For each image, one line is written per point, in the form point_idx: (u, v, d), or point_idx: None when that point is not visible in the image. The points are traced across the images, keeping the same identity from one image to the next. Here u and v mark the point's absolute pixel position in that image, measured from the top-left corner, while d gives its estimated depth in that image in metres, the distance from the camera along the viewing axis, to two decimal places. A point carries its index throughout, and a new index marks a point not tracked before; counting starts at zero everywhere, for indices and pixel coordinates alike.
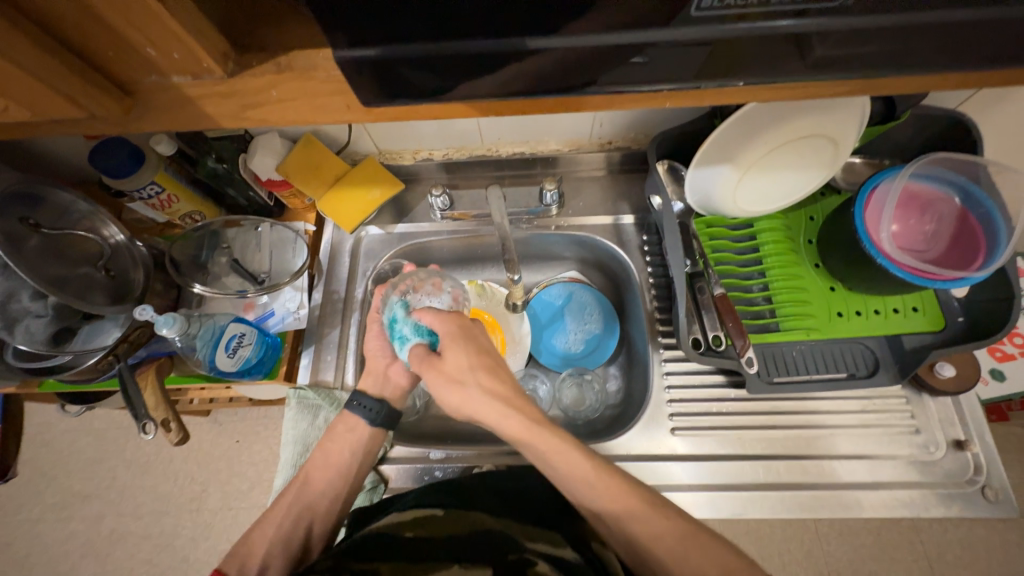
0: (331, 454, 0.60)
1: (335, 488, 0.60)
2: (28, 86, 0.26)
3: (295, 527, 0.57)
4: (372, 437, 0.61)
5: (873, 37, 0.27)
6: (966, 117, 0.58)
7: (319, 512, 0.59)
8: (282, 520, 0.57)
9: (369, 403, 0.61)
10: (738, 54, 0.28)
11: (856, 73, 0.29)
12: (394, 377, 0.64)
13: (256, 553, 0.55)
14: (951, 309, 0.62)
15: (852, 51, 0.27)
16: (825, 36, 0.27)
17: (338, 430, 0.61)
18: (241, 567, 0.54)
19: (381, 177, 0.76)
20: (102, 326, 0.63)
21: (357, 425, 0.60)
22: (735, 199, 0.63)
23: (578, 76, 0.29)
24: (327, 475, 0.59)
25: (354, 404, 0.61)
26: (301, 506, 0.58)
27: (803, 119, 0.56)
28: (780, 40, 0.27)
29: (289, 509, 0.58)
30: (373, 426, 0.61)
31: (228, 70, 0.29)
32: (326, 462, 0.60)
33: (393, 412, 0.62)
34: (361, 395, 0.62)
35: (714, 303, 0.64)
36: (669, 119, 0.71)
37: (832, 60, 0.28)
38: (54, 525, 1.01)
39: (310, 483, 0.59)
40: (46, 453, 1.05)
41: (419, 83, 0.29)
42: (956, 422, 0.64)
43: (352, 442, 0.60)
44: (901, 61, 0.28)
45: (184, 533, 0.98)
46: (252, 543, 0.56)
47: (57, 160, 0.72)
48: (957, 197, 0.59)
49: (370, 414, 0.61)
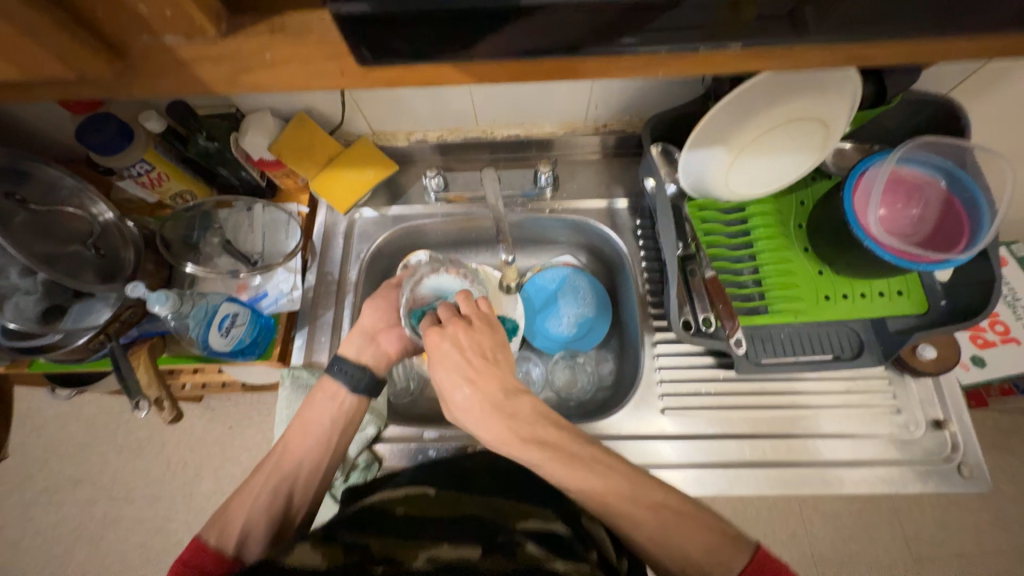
0: (309, 421, 0.59)
1: (314, 457, 0.59)
2: (17, 42, 0.26)
3: (274, 496, 0.56)
4: (355, 407, 0.61)
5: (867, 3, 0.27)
6: (954, 103, 0.59)
7: (301, 481, 0.58)
8: (261, 491, 0.56)
9: (351, 368, 0.61)
10: (728, 18, 0.28)
11: (850, 40, 0.30)
12: (382, 343, 0.64)
13: (235, 523, 0.54)
14: (934, 292, 0.64)
15: (840, 21, 0.28)
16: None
17: (316, 397, 0.61)
18: (223, 535, 0.53)
19: (375, 157, 0.75)
20: (92, 306, 0.62)
21: (337, 392, 0.60)
22: (727, 181, 0.64)
23: (570, 40, 0.29)
24: (305, 441, 0.59)
25: (335, 369, 0.61)
26: (280, 476, 0.57)
27: (794, 102, 0.57)
28: None
29: (268, 479, 0.57)
30: (356, 395, 0.61)
31: (221, 32, 0.29)
32: (305, 429, 0.59)
33: (377, 380, 0.62)
34: (342, 360, 0.62)
35: (705, 286, 0.64)
36: (663, 102, 0.71)
37: (821, 26, 0.29)
38: (46, 509, 1.01)
39: (288, 452, 0.58)
40: (37, 438, 1.04)
41: (411, 45, 0.28)
42: (936, 402, 0.66)
43: (331, 411, 0.60)
44: (895, 29, 0.29)
45: (178, 516, 0.99)
46: (231, 514, 0.54)
47: (43, 137, 0.71)
48: (942, 181, 0.60)
49: (352, 380, 0.61)
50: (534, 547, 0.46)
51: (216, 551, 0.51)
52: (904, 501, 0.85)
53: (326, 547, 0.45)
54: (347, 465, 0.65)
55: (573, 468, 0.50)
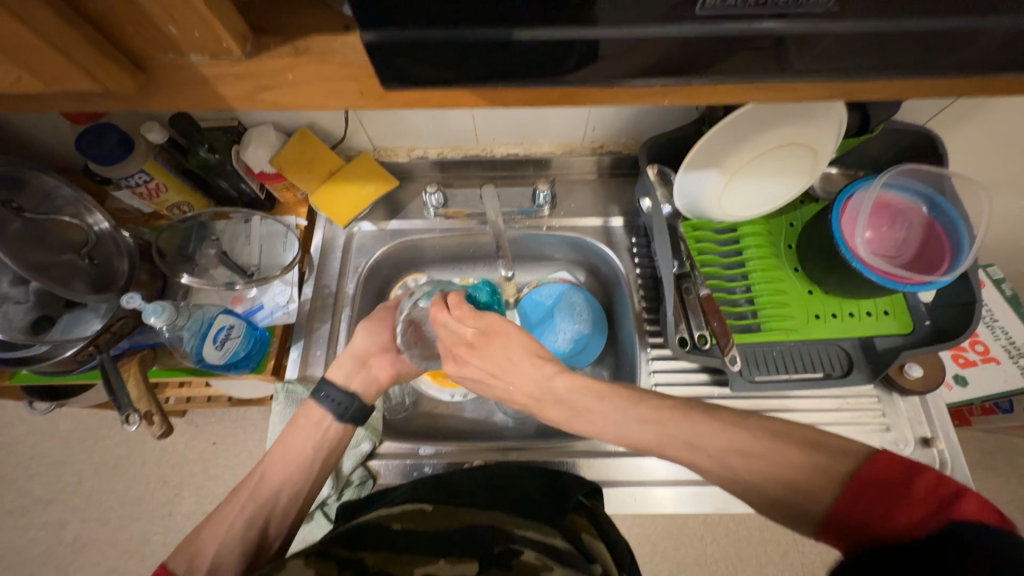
0: (291, 448, 0.58)
1: (295, 483, 0.58)
2: (44, 57, 0.26)
3: (249, 526, 0.55)
4: (339, 433, 0.60)
5: (849, 44, 0.29)
6: (932, 133, 0.63)
7: (278, 510, 0.57)
8: (235, 518, 0.55)
9: (338, 397, 0.60)
10: (722, 55, 0.30)
11: (830, 76, 0.32)
12: (376, 369, 0.64)
13: (206, 552, 0.53)
14: (919, 313, 0.65)
15: (819, 61, 0.30)
16: (801, 44, 0.29)
17: (299, 422, 0.60)
18: (189, 566, 0.52)
19: (376, 173, 0.76)
20: (82, 316, 0.61)
21: (323, 420, 0.60)
22: (721, 202, 0.66)
23: (581, 71, 0.31)
24: (286, 471, 0.58)
25: (322, 397, 0.60)
26: (257, 503, 0.56)
27: (785, 128, 0.60)
28: (757, 47, 0.30)
29: (244, 507, 0.55)
30: (341, 422, 0.60)
31: (246, 51, 0.30)
32: (288, 457, 0.58)
33: (365, 408, 0.61)
34: (329, 387, 0.61)
35: (700, 304, 0.66)
36: (658, 126, 0.74)
37: (803, 69, 0.31)
38: (14, 531, 0.96)
39: (265, 479, 0.57)
40: (8, 456, 1.00)
41: (429, 70, 0.30)
42: (923, 420, 0.67)
43: (315, 437, 0.59)
44: (875, 65, 0.31)
45: (156, 538, 0.95)
46: (202, 541, 0.53)
47: (40, 146, 0.70)
48: (924, 206, 0.63)
49: (338, 408, 0.60)
50: (530, 555, 0.46)
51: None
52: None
53: (320, 561, 0.44)
54: (340, 482, 0.64)
55: (614, 424, 0.49)
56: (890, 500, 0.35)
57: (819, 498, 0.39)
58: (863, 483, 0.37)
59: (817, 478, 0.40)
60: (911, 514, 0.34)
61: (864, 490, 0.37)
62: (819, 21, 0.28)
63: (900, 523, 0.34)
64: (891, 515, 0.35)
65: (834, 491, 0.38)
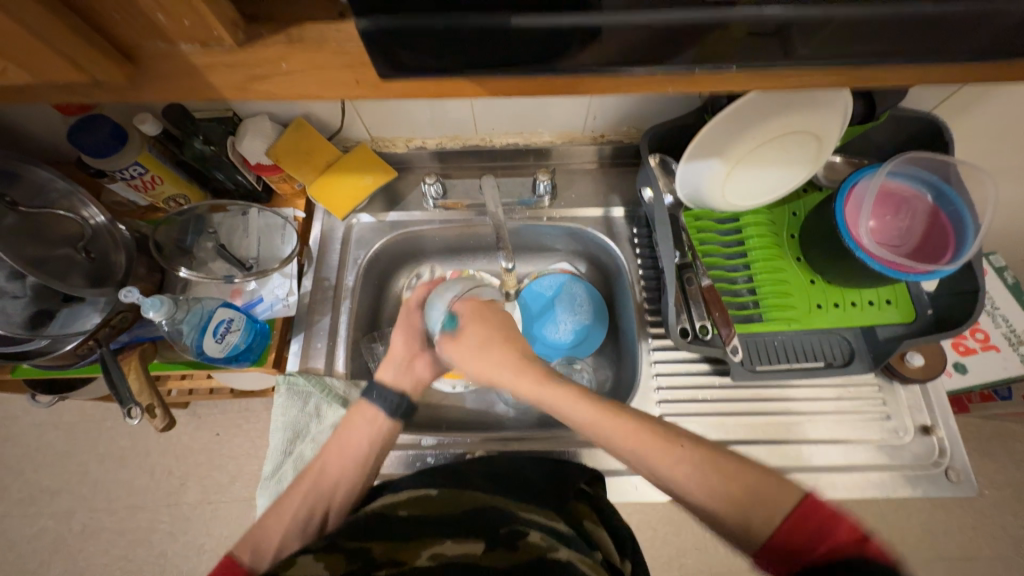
0: (348, 441, 0.58)
1: (353, 478, 0.57)
2: (28, 46, 0.26)
3: (309, 516, 0.54)
4: (392, 432, 0.60)
5: (852, 27, 0.28)
6: (938, 120, 0.62)
7: (335, 500, 0.56)
8: (296, 509, 0.54)
9: (392, 397, 0.60)
10: (718, 40, 0.29)
11: (831, 65, 0.31)
12: (418, 370, 0.64)
13: (269, 542, 0.53)
14: (921, 302, 0.65)
15: (820, 43, 0.29)
16: (805, 25, 0.29)
17: (354, 420, 0.60)
18: (255, 555, 0.51)
19: (373, 163, 0.75)
20: (79, 311, 0.60)
21: (375, 416, 0.59)
22: (723, 192, 0.65)
23: (580, 58, 0.30)
24: (342, 463, 0.57)
25: (375, 395, 0.60)
26: (318, 495, 0.55)
27: (789, 116, 0.59)
28: (759, 30, 0.29)
29: (305, 498, 0.55)
30: (393, 420, 0.60)
31: (238, 40, 0.29)
32: (343, 450, 0.58)
33: (413, 406, 0.61)
34: (381, 388, 0.61)
35: (702, 295, 0.66)
36: (660, 113, 0.72)
37: (805, 52, 0.30)
38: (22, 521, 0.97)
39: (325, 472, 0.57)
40: (13, 448, 1.01)
41: (423, 60, 0.29)
42: (923, 409, 0.68)
43: (370, 433, 0.59)
44: (883, 49, 0.30)
45: (162, 527, 0.96)
46: (266, 530, 0.53)
47: (32, 138, 0.69)
48: (930, 195, 0.62)
49: (391, 408, 0.60)
50: (535, 535, 0.47)
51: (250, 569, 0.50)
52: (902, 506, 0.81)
53: (327, 555, 0.44)
54: None
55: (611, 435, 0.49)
56: (821, 533, 0.37)
57: (759, 527, 0.40)
58: (799, 514, 0.39)
59: (760, 508, 0.41)
60: (831, 548, 0.36)
61: (801, 521, 0.38)
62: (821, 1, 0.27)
63: (822, 556, 0.36)
64: (824, 543, 0.36)
65: (774, 522, 0.40)
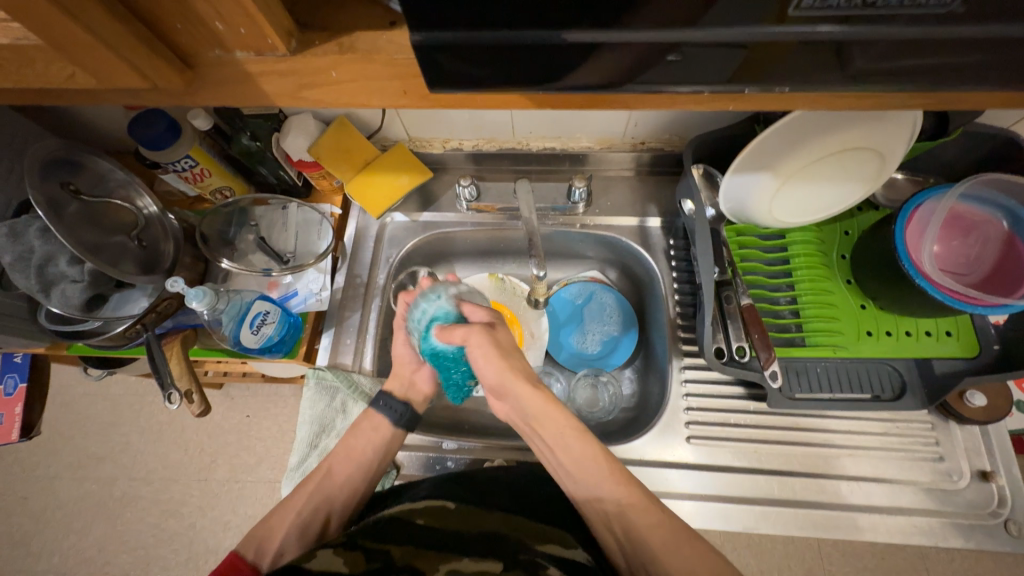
0: (355, 448, 0.61)
1: (356, 483, 0.60)
2: (97, 53, 0.27)
3: (314, 516, 0.57)
4: (395, 440, 0.63)
5: (934, 47, 0.26)
6: (1021, 139, 0.56)
7: (337, 503, 0.59)
8: (302, 507, 0.57)
9: (398, 407, 0.63)
10: (787, 57, 0.27)
11: (905, 86, 0.29)
12: (420, 383, 0.66)
13: (273, 539, 0.55)
14: (987, 337, 0.60)
15: (898, 63, 0.27)
16: (879, 44, 0.26)
17: (361, 426, 0.62)
18: (261, 549, 0.54)
19: (410, 164, 0.76)
20: (130, 296, 0.64)
21: (381, 424, 0.62)
22: (770, 207, 0.62)
23: (633, 73, 0.28)
24: (349, 468, 0.60)
25: (381, 405, 0.63)
26: (323, 496, 0.58)
27: (851, 130, 0.55)
28: (834, 48, 0.26)
29: (311, 497, 0.58)
30: (397, 428, 0.62)
31: (291, 48, 0.29)
32: (349, 455, 0.61)
33: (416, 416, 0.64)
34: (388, 397, 0.64)
35: (741, 314, 0.62)
36: (706, 122, 0.69)
37: (879, 71, 0.27)
38: (69, 484, 1.04)
39: (332, 474, 0.60)
40: (65, 414, 1.08)
41: (471, 73, 0.28)
42: (982, 452, 0.62)
43: (375, 441, 0.61)
44: (963, 75, 0.27)
45: (192, 501, 1.00)
46: (271, 527, 0.55)
47: (96, 129, 0.73)
48: (1004, 220, 0.57)
49: (397, 416, 0.63)
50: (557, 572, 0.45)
51: (253, 566, 0.51)
52: (949, 551, 0.74)
53: (346, 552, 0.45)
54: None
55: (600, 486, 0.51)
56: None
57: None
58: None
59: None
60: None
61: None
62: (904, 19, 0.25)
63: None
64: None
65: None
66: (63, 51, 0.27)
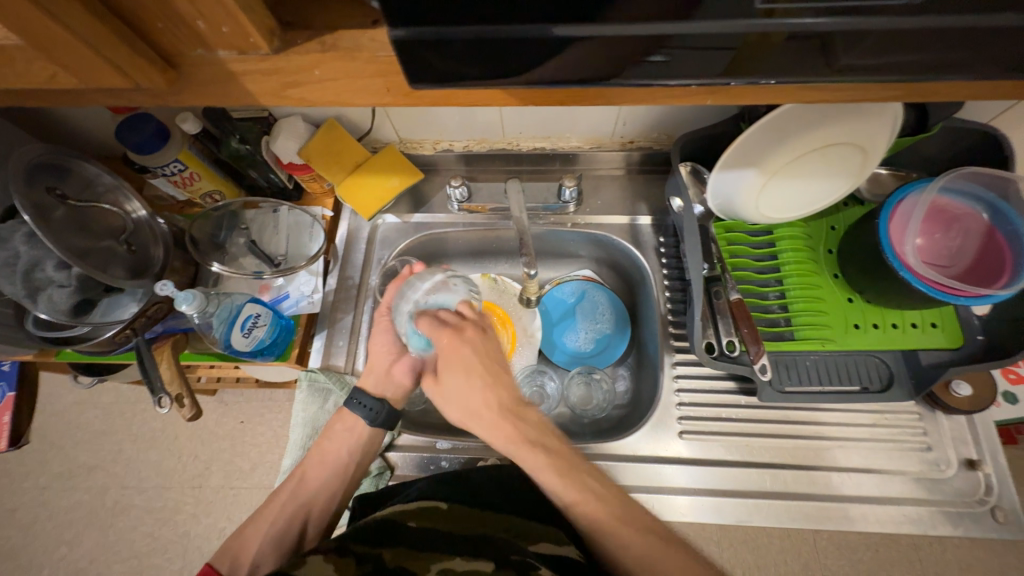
0: (327, 452, 0.61)
1: (331, 487, 0.60)
2: (80, 53, 0.27)
3: (290, 524, 0.57)
4: (370, 439, 0.62)
5: (902, 40, 0.27)
6: (998, 132, 0.57)
7: (314, 510, 0.59)
8: (277, 516, 0.58)
9: (370, 403, 0.61)
10: (758, 52, 0.28)
11: (875, 79, 0.29)
12: (398, 375, 0.64)
13: (248, 549, 0.56)
14: (971, 327, 0.61)
15: (867, 57, 0.28)
16: (848, 37, 0.27)
17: (336, 429, 0.62)
18: (235, 564, 0.54)
19: (401, 165, 0.76)
20: (120, 300, 0.64)
21: (355, 425, 0.61)
22: (757, 204, 0.63)
23: (611, 67, 0.29)
24: (322, 474, 0.60)
25: (354, 403, 0.61)
26: (297, 503, 0.59)
27: (833, 127, 0.56)
28: (804, 43, 0.27)
29: (285, 506, 0.58)
30: (372, 427, 0.61)
31: (274, 47, 0.30)
32: (322, 459, 0.60)
33: (393, 412, 0.62)
34: (361, 393, 0.62)
35: (730, 309, 0.63)
36: (692, 120, 0.70)
37: (849, 65, 0.28)
38: (60, 494, 1.02)
39: (306, 480, 0.60)
40: (55, 423, 1.07)
41: (452, 69, 0.28)
42: (969, 441, 0.63)
43: (349, 442, 0.61)
44: (928, 67, 0.28)
45: (186, 508, 0.99)
46: (246, 538, 0.56)
47: (84, 135, 0.73)
48: (985, 213, 0.58)
49: (370, 414, 0.61)
50: (547, 572, 0.45)
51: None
52: (942, 542, 0.75)
53: (338, 558, 0.44)
54: None
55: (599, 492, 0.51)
56: None
57: None
58: None
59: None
60: None
61: None
62: (869, 13, 0.25)
63: None
64: None
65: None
66: (45, 50, 0.27)
